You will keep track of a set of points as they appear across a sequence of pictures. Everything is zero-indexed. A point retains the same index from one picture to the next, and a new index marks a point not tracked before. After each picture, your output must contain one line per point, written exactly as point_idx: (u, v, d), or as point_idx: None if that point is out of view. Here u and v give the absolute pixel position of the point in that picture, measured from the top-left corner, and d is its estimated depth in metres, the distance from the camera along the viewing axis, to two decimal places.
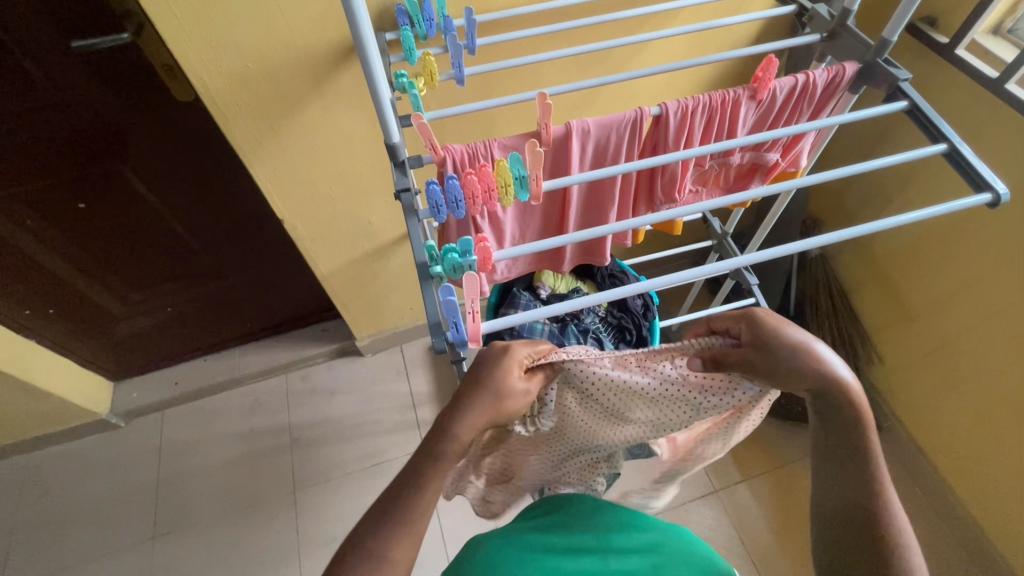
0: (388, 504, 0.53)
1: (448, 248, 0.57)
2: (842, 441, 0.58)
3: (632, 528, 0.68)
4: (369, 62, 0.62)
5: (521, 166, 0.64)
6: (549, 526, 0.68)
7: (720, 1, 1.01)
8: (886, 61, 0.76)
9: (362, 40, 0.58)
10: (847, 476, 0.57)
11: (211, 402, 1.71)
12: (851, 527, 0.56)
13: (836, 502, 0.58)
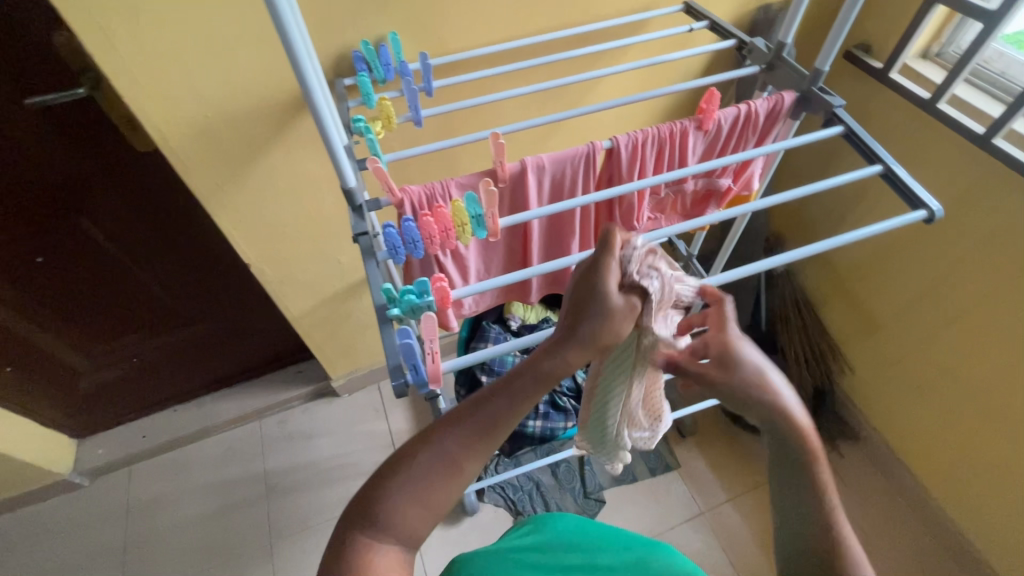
0: (404, 540, 0.52)
1: (404, 290, 0.57)
2: (803, 492, 0.56)
3: (613, 547, 0.68)
4: (319, 111, 0.62)
5: (477, 205, 0.65)
6: (534, 544, 0.69)
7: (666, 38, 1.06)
8: (822, 89, 0.80)
9: (309, 87, 0.59)
10: (805, 507, 0.56)
11: (182, 454, 1.65)
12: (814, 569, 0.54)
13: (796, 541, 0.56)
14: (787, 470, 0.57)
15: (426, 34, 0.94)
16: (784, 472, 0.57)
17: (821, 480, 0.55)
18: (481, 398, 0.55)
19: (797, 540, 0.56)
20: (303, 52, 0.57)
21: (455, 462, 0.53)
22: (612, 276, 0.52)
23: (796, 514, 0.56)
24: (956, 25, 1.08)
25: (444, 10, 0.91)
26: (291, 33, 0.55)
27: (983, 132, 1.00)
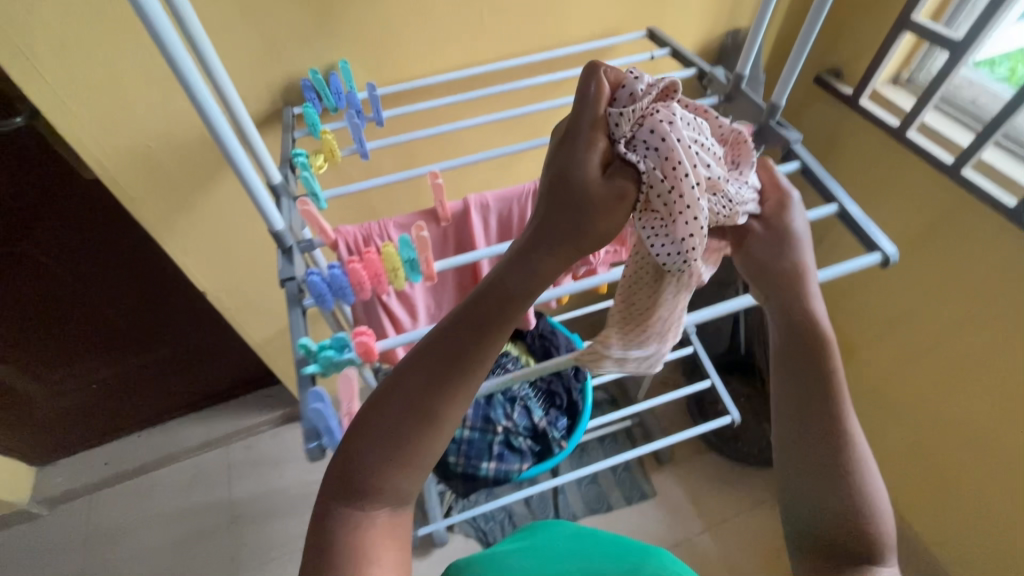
0: None
1: (324, 345, 0.54)
2: (820, 419, 0.56)
3: (600, 549, 0.68)
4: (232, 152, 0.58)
5: (411, 249, 0.62)
6: (526, 549, 0.72)
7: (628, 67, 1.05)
8: (778, 122, 0.77)
9: (216, 125, 0.55)
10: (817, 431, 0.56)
11: (146, 481, 1.60)
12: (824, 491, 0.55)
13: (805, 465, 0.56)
14: (806, 388, 0.57)
15: (379, 62, 0.91)
16: (797, 390, 0.57)
17: (838, 405, 0.56)
18: (445, 333, 0.49)
19: (806, 472, 0.56)
20: (203, 88, 0.53)
21: (431, 413, 0.48)
22: (584, 131, 0.46)
23: (809, 445, 0.56)
24: (925, 52, 1.06)
25: (395, 39, 0.89)
26: (193, 78, 0.52)
27: (951, 162, 0.98)
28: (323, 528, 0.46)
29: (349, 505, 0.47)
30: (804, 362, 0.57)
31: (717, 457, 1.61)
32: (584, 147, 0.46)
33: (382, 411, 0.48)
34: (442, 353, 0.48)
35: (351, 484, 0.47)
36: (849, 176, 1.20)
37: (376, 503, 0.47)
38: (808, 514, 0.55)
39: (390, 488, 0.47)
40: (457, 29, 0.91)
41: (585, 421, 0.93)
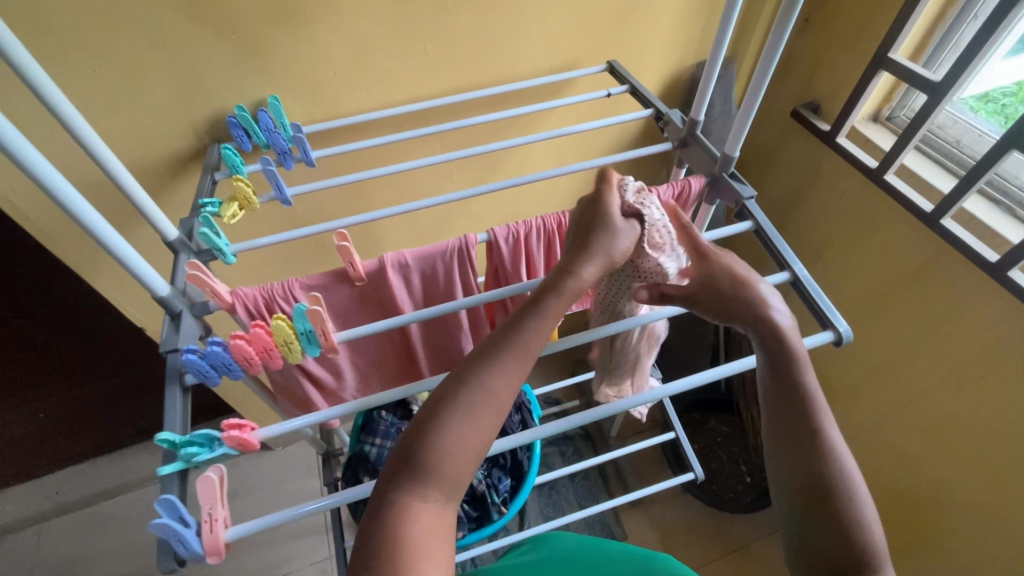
0: None
1: (188, 440, 0.48)
2: (799, 424, 0.52)
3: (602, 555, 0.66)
4: (86, 222, 0.50)
5: (307, 320, 0.55)
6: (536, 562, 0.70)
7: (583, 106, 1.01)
8: (732, 174, 0.71)
9: (60, 196, 0.47)
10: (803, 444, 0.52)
11: (95, 512, 1.50)
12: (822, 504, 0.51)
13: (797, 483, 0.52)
14: (783, 396, 0.53)
15: (313, 97, 0.85)
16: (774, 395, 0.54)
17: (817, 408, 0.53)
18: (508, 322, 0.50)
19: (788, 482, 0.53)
20: (38, 159, 0.45)
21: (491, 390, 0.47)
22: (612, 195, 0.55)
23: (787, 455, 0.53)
24: (906, 89, 0.99)
25: (329, 76, 0.83)
26: (30, 155, 0.45)
27: (931, 211, 0.91)
28: (375, 514, 0.44)
29: (404, 491, 0.44)
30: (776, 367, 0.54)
31: (691, 498, 1.54)
32: (608, 202, 0.55)
33: (441, 397, 0.47)
34: (512, 333, 0.49)
35: (400, 477, 0.45)
36: (827, 216, 1.14)
37: (426, 492, 0.44)
38: (808, 528, 0.52)
39: (441, 475, 0.45)
40: (398, 64, 0.86)
41: (527, 484, 0.86)
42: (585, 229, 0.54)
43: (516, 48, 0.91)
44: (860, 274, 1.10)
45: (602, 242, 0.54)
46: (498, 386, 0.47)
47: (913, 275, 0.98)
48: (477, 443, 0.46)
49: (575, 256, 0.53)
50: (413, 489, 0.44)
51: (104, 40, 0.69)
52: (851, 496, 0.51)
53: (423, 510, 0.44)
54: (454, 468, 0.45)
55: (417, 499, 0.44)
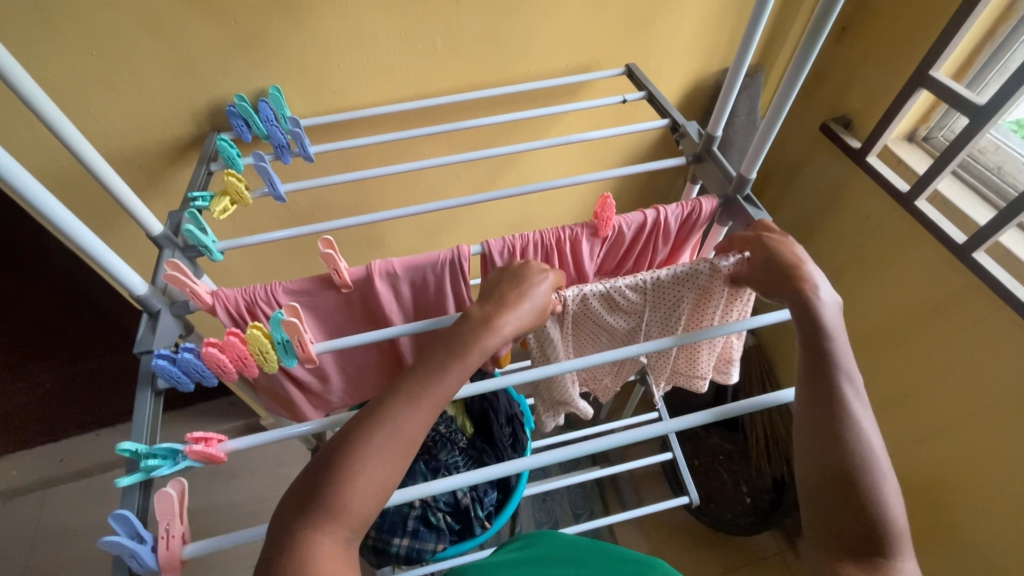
0: None
1: (151, 452, 0.46)
2: (822, 398, 0.49)
3: (598, 554, 0.60)
4: (50, 216, 0.47)
5: (283, 329, 0.53)
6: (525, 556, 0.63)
7: (597, 112, 0.97)
8: (747, 197, 0.67)
9: (22, 190, 0.45)
10: (821, 416, 0.48)
11: (97, 483, 1.53)
12: (834, 483, 0.45)
13: (817, 463, 0.47)
14: (815, 378, 0.50)
15: (317, 90, 0.82)
16: (804, 372, 0.52)
17: (844, 384, 0.50)
18: (428, 363, 0.49)
19: (805, 463, 0.48)
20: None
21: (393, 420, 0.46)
22: (530, 299, 0.55)
23: (804, 433, 0.49)
24: (946, 109, 0.92)
25: (333, 67, 0.80)
26: None
27: (963, 243, 0.85)
28: (277, 563, 0.41)
29: (311, 526, 0.43)
30: (808, 345, 0.52)
31: (687, 514, 1.50)
32: (533, 288, 0.56)
33: (357, 428, 0.46)
34: (427, 373, 0.49)
35: (309, 509, 0.43)
36: (851, 237, 1.08)
37: (331, 525, 0.43)
38: (821, 512, 0.45)
39: (349, 509, 0.43)
40: (405, 59, 0.82)
41: (515, 498, 0.84)
42: (502, 292, 0.55)
43: (533, 46, 0.87)
44: (880, 302, 1.04)
45: (520, 312, 0.54)
46: (406, 421, 0.46)
47: (935, 308, 0.93)
48: (384, 480, 0.45)
49: (493, 314, 0.52)
50: (320, 523, 0.43)
51: (104, 21, 0.67)
52: (878, 491, 0.44)
53: (327, 546, 0.42)
54: (363, 502, 0.44)
55: (323, 534, 0.43)
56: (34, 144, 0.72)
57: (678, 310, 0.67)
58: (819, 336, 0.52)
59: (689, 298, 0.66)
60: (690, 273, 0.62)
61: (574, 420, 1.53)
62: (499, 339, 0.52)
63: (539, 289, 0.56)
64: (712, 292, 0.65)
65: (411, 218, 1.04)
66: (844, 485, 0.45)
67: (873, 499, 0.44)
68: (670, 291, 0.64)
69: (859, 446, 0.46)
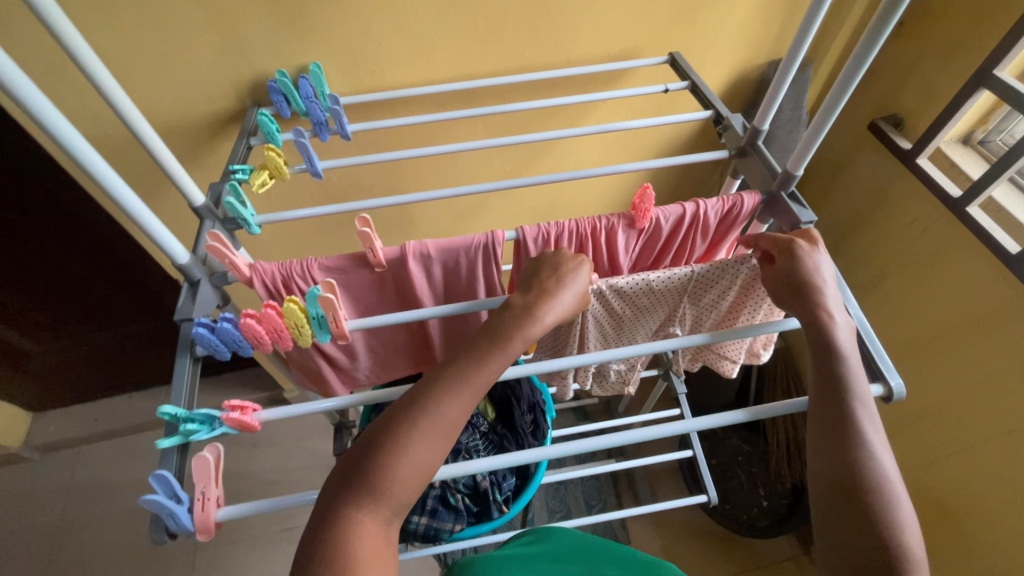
0: None
1: (189, 416, 0.48)
2: (836, 426, 0.48)
3: (612, 557, 0.60)
4: (103, 181, 0.49)
5: (318, 305, 0.54)
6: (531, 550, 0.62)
7: (636, 102, 0.95)
8: (792, 194, 0.65)
9: (78, 155, 0.46)
10: (834, 443, 0.47)
11: (130, 443, 1.60)
12: (851, 514, 0.45)
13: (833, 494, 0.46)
14: (826, 405, 0.49)
15: (357, 68, 0.82)
16: (816, 395, 0.50)
17: (857, 408, 0.48)
18: (471, 348, 0.50)
19: (820, 490, 0.47)
20: (52, 111, 0.43)
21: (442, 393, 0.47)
22: (569, 287, 0.55)
23: (817, 459, 0.48)
24: (1007, 112, 0.88)
25: (374, 47, 0.80)
26: (43, 107, 0.43)
27: (1015, 254, 0.81)
28: (324, 534, 0.44)
29: (353, 503, 0.44)
30: (820, 372, 0.51)
31: (702, 512, 1.50)
32: (578, 273, 0.56)
33: (397, 414, 0.47)
34: (468, 362, 0.49)
35: (352, 488, 0.45)
36: (894, 242, 1.04)
37: (371, 506, 0.44)
38: (837, 539, 0.45)
39: (391, 492, 0.45)
40: (446, 41, 0.82)
41: (532, 485, 0.85)
42: (542, 281, 0.55)
43: (575, 32, 0.86)
44: (920, 311, 1.01)
45: (561, 300, 0.54)
46: (450, 410, 0.47)
47: (980, 321, 0.90)
48: (425, 464, 0.46)
49: (534, 304, 0.53)
50: (362, 502, 0.44)
51: None
52: (894, 518, 0.44)
53: (367, 525, 0.44)
54: (405, 484, 0.45)
55: (364, 512, 0.44)
56: (85, 113, 0.74)
57: (716, 306, 0.66)
58: (832, 355, 0.51)
59: (731, 296, 0.64)
60: (740, 269, 0.60)
61: (592, 411, 1.53)
62: (541, 328, 0.52)
63: (582, 276, 0.56)
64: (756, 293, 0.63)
65: (442, 202, 1.04)
66: (860, 513, 0.45)
67: (889, 527, 0.44)
68: (716, 285, 0.62)
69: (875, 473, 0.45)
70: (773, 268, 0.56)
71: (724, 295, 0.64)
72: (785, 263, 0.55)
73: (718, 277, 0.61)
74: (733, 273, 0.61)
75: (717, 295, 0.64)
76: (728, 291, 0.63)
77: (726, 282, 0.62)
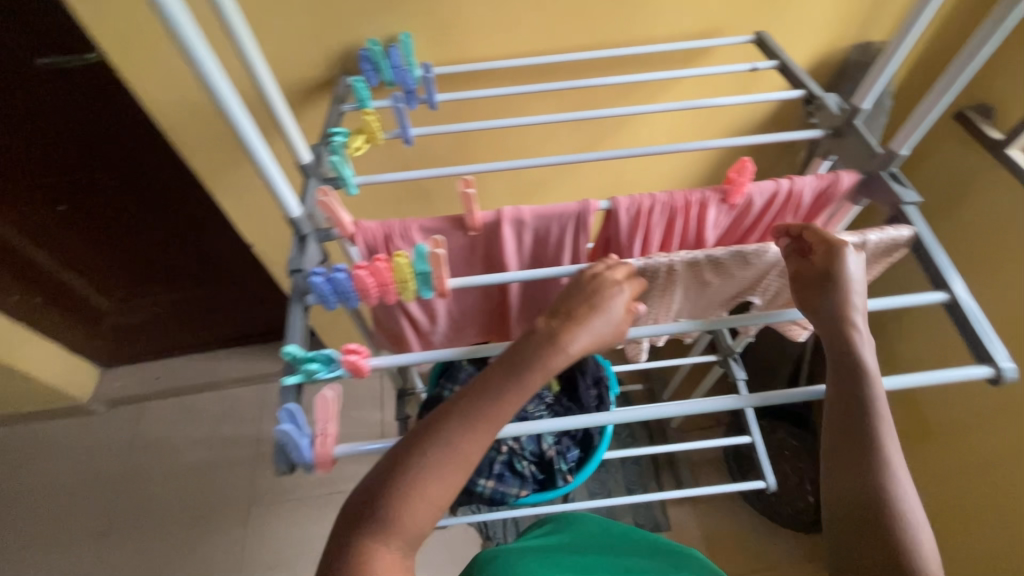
0: None
1: (309, 357, 0.50)
2: (857, 436, 0.52)
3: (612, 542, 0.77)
4: (239, 125, 0.51)
5: (425, 262, 0.56)
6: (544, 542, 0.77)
7: (714, 79, 0.94)
8: (893, 174, 0.64)
9: (222, 96, 0.48)
10: (854, 452, 0.52)
11: (189, 402, 1.67)
12: (865, 522, 0.50)
13: (848, 504, 0.51)
14: (847, 416, 0.53)
15: (444, 38, 0.83)
16: (837, 405, 0.54)
17: (878, 419, 0.52)
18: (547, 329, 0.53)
19: (833, 498, 0.52)
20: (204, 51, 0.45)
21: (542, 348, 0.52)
22: (603, 317, 0.54)
23: (837, 467, 0.52)
24: None
25: (463, 17, 0.81)
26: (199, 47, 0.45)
27: None
28: (345, 562, 0.48)
29: (369, 535, 0.48)
30: (843, 384, 0.54)
31: (743, 503, 1.50)
32: (613, 298, 0.55)
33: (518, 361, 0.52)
34: (484, 400, 0.51)
35: (364, 525, 0.49)
36: (974, 236, 1.01)
37: (388, 539, 0.48)
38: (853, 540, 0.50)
39: (404, 525, 0.49)
40: (533, 13, 0.82)
41: (596, 459, 0.85)
42: (575, 305, 0.54)
43: (663, 7, 0.85)
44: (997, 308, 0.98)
45: (592, 326, 0.53)
46: (466, 445, 0.50)
47: None
48: (438, 497, 0.50)
49: (561, 333, 0.53)
50: (377, 536, 0.48)
51: None
52: (905, 520, 0.49)
53: (385, 557, 0.48)
54: (416, 518, 0.49)
55: (381, 545, 0.48)
56: None
57: None
58: (857, 370, 0.54)
59: None
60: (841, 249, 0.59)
61: (635, 397, 1.54)
62: (565, 358, 0.52)
63: (619, 300, 0.55)
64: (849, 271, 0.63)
65: (511, 176, 1.06)
66: (872, 519, 0.49)
67: (901, 530, 0.49)
68: None
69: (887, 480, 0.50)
70: (812, 263, 0.57)
71: None
72: (826, 261, 0.56)
73: None
74: None
75: None
76: None
77: None
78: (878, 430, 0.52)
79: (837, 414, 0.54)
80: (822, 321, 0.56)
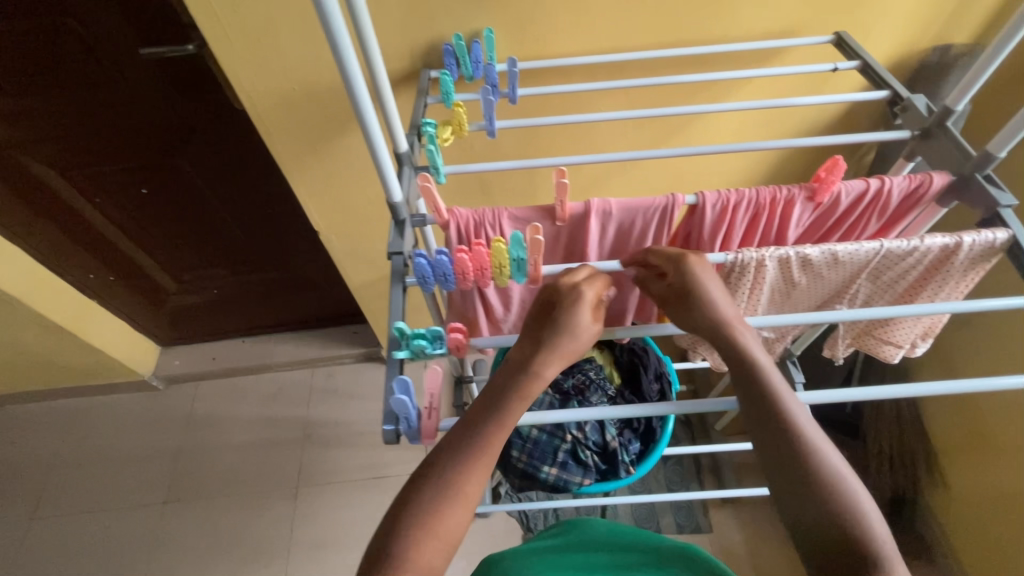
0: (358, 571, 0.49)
1: (418, 334, 0.53)
2: (776, 432, 0.53)
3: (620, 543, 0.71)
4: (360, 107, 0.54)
5: (522, 249, 0.58)
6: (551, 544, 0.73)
7: (788, 80, 0.94)
8: (988, 177, 0.63)
9: (350, 78, 0.51)
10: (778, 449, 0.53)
11: (242, 382, 1.74)
12: (816, 516, 0.49)
13: (798, 508, 0.50)
14: (761, 418, 0.55)
15: (525, 34, 0.86)
16: (748, 408, 0.56)
17: (787, 411, 0.54)
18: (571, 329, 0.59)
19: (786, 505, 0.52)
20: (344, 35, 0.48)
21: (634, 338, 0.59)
22: (565, 338, 0.59)
23: (772, 468, 0.53)
24: None
25: (545, 14, 0.83)
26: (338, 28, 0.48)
27: None
28: None
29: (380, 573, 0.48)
30: (748, 390, 0.56)
31: None
32: (576, 313, 0.59)
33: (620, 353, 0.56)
34: None
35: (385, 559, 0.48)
36: None
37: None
38: (809, 537, 0.49)
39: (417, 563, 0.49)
40: (614, 11, 0.84)
41: (659, 450, 0.86)
42: (541, 332, 0.61)
43: (744, 6, 0.85)
44: None
45: (560, 348, 0.59)
46: (464, 482, 0.52)
47: None
48: (451, 528, 0.51)
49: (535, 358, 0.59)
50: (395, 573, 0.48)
51: None
52: (850, 503, 0.49)
53: None
54: (424, 553, 0.49)
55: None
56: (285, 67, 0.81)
57: (893, 280, 0.66)
58: (753, 372, 0.56)
59: (917, 271, 0.64)
60: (937, 248, 0.60)
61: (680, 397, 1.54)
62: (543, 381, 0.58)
63: (584, 313, 0.60)
64: (942, 269, 0.63)
65: (575, 172, 1.08)
66: (817, 511, 0.49)
67: (851, 515, 0.49)
68: (909, 259, 0.61)
69: (820, 468, 0.51)
70: (666, 282, 0.62)
71: (908, 270, 0.64)
72: (676, 276, 0.61)
73: (916, 252, 0.60)
74: (932, 252, 0.60)
75: (904, 269, 0.63)
76: (916, 267, 0.63)
77: (919, 259, 0.62)
78: (795, 422, 0.53)
79: (749, 415, 0.56)
80: (710, 332, 0.60)
